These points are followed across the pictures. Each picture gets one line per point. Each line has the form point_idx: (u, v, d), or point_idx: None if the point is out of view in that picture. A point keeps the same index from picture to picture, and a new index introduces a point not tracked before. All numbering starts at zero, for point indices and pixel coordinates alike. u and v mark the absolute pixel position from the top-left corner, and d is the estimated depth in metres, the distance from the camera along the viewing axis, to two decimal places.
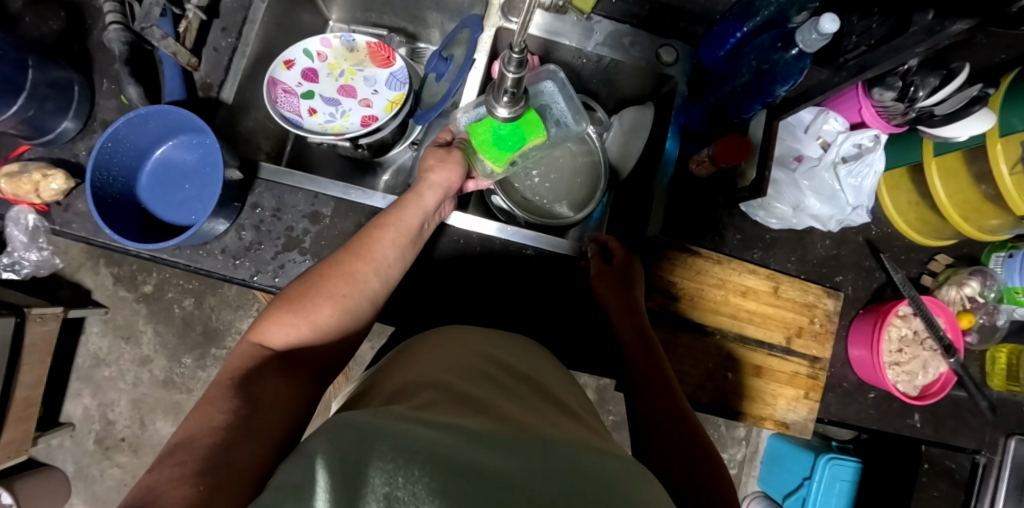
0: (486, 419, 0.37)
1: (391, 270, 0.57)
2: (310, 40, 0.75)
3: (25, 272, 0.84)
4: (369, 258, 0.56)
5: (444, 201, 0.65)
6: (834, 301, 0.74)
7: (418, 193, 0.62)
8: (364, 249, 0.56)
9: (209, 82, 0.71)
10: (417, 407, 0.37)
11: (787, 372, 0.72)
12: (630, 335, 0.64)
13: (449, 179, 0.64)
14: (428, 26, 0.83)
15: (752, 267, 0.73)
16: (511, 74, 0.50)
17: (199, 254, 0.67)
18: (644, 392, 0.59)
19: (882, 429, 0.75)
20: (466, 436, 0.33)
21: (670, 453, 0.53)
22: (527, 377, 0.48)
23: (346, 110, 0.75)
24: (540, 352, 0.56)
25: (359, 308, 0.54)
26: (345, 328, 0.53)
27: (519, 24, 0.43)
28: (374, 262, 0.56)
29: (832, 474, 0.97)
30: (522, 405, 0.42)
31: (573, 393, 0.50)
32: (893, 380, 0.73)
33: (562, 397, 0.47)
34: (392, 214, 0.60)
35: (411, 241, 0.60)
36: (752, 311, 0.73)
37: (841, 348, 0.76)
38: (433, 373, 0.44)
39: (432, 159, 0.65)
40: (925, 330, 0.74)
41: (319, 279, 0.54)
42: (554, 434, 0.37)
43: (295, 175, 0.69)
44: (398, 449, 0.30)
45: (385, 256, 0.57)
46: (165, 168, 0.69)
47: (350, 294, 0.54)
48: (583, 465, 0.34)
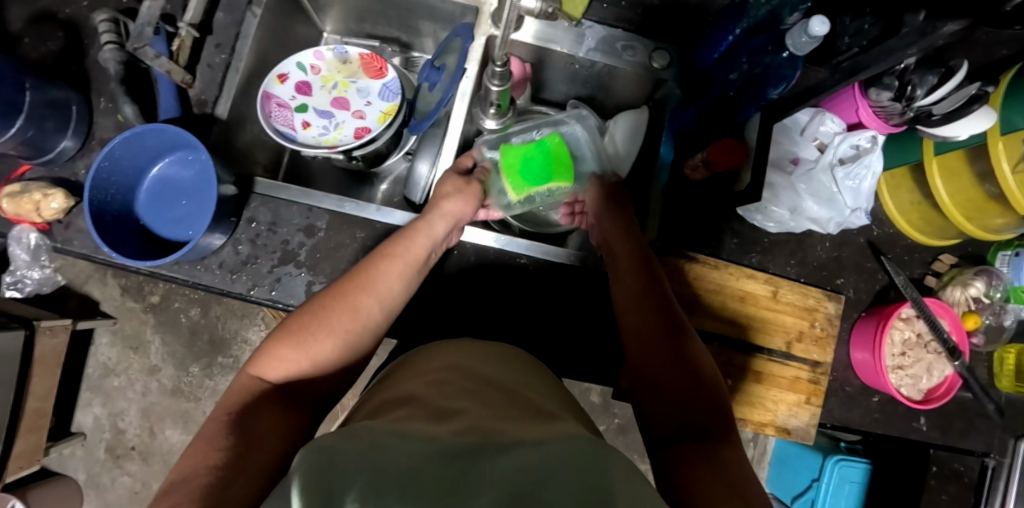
0: (459, 426, 0.38)
1: (396, 301, 0.58)
2: (303, 53, 0.76)
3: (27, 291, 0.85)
4: (373, 291, 0.56)
5: (454, 230, 0.65)
6: (835, 304, 0.73)
7: (428, 226, 0.62)
8: (369, 279, 0.57)
9: (203, 98, 0.71)
10: (388, 422, 0.39)
11: (787, 377, 0.71)
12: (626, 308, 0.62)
13: (461, 210, 0.65)
14: (421, 35, 0.83)
15: (750, 272, 0.73)
16: (499, 88, 0.51)
17: (198, 269, 0.68)
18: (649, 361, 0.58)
19: (887, 433, 0.74)
20: (439, 449, 0.34)
21: (681, 431, 0.51)
22: (511, 389, 0.48)
23: (340, 122, 0.75)
24: (533, 369, 0.56)
25: (360, 340, 0.54)
26: (345, 361, 0.54)
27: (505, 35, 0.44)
28: (379, 294, 0.57)
29: (840, 476, 0.98)
30: (497, 408, 0.43)
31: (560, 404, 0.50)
32: (896, 384, 0.71)
33: (542, 403, 0.47)
34: (400, 244, 0.60)
35: (419, 270, 0.61)
36: (751, 316, 0.72)
37: (843, 352, 0.75)
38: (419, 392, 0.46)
39: (449, 186, 0.67)
40: (928, 332, 0.72)
41: (320, 310, 0.54)
42: (529, 430, 0.38)
43: (290, 189, 0.69)
44: (371, 467, 0.31)
45: (390, 287, 0.57)
46: (162, 184, 0.70)
47: (352, 329, 0.54)
48: (556, 455, 0.34)
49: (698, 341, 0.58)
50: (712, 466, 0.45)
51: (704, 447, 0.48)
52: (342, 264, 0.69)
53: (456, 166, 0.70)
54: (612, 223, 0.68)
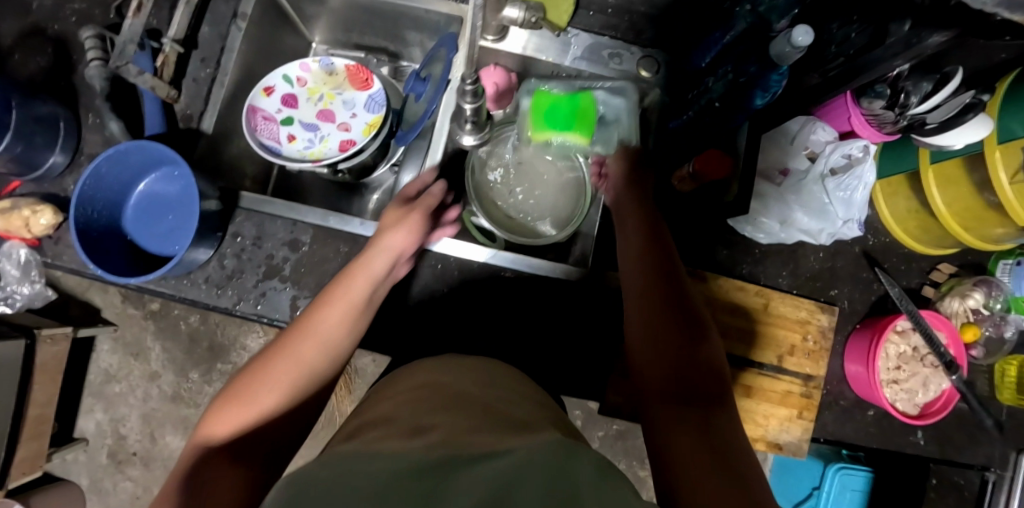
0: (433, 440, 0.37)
1: (341, 346, 0.56)
2: (289, 65, 0.75)
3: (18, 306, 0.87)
4: (316, 339, 0.54)
5: (397, 264, 0.63)
6: (828, 316, 0.72)
7: (369, 265, 0.60)
8: (309, 326, 0.55)
9: (189, 113, 0.72)
10: (359, 447, 0.38)
11: (778, 391, 0.70)
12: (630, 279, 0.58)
13: (405, 242, 0.62)
14: (409, 44, 0.82)
15: (741, 284, 0.71)
16: (469, 105, 0.50)
17: (184, 284, 0.68)
18: (643, 325, 0.53)
19: (881, 447, 0.72)
20: (404, 466, 0.33)
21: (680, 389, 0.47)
22: (487, 401, 0.47)
23: (325, 135, 0.75)
24: (516, 381, 0.55)
25: (306, 391, 0.52)
26: (293, 417, 0.51)
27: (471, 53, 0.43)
28: (324, 338, 0.55)
29: (841, 483, 0.95)
30: (473, 423, 0.42)
31: (537, 413, 0.48)
32: (890, 399, 0.70)
33: (517, 413, 0.46)
34: (341, 284, 0.58)
35: (365, 307, 0.59)
36: (741, 329, 0.70)
37: (837, 364, 0.74)
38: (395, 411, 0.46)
39: (387, 220, 0.64)
40: (925, 345, 0.71)
41: (263, 364, 0.52)
42: (500, 441, 0.37)
43: (274, 203, 0.69)
44: (337, 497, 0.30)
45: (334, 330, 0.56)
46: (149, 199, 0.70)
47: (296, 380, 0.52)
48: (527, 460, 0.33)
49: (715, 330, 0.53)
50: (704, 433, 0.42)
51: (698, 407, 0.45)
52: (327, 278, 0.69)
53: (398, 197, 0.68)
54: (625, 198, 0.65)
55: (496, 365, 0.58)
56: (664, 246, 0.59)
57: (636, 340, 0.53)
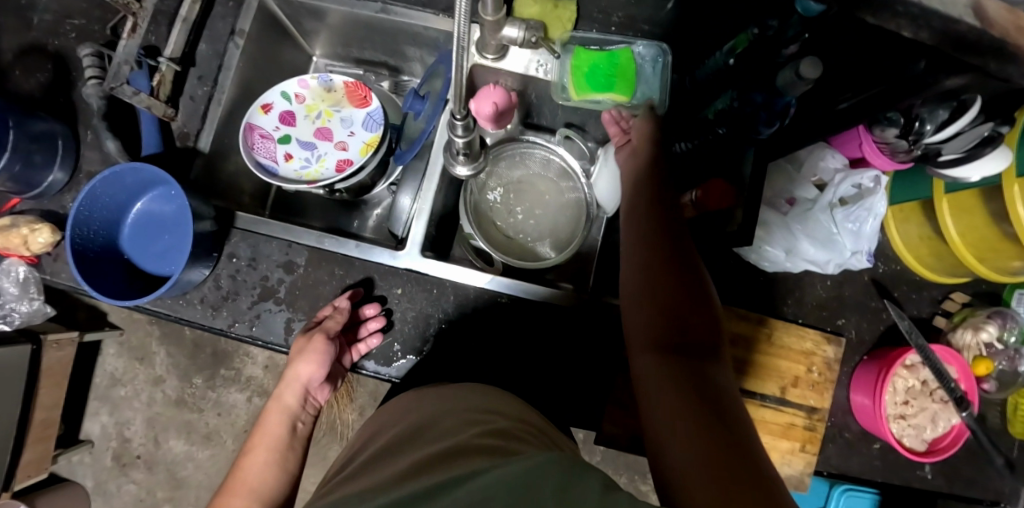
0: (443, 472, 0.38)
1: (275, 488, 0.61)
2: (288, 82, 0.75)
3: (17, 323, 0.97)
4: (241, 491, 0.59)
5: (310, 392, 0.67)
6: (835, 347, 0.69)
7: (286, 405, 0.66)
8: (236, 480, 0.60)
9: (186, 131, 0.71)
10: (360, 491, 0.39)
11: (781, 424, 0.69)
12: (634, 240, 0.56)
13: (315, 370, 0.65)
14: (409, 59, 0.81)
15: (744, 313, 0.69)
16: (461, 139, 0.49)
17: (179, 304, 0.68)
18: (642, 286, 0.51)
19: (887, 481, 0.70)
20: None
21: (678, 345, 0.46)
22: (467, 420, 0.47)
23: (322, 154, 0.74)
24: (505, 396, 0.55)
25: None
26: None
27: (457, 93, 0.42)
28: (250, 488, 0.59)
29: None
30: (479, 441, 0.42)
31: (520, 424, 0.48)
32: (897, 434, 0.68)
33: (500, 426, 0.46)
34: (258, 430, 0.65)
35: (291, 443, 0.65)
36: (743, 360, 0.69)
37: (842, 395, 0.71)
38: (389, 451, 0.47)
39: (293, 351, 0.65)
40: (934, 379, 0.69)
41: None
42: (486, 461, 0.38)
43: (271, 225, 0.69)
44: None
45: (258, 471, 0.61)
46: (146, 219, 0.70)
47: None
48: (514, 477, 0.34)
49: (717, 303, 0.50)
50: (697, 393, 0.41)
51: (692, 366, 0.44)
52: (321, 301, 0.69)
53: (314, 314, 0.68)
54: (637, 162, 0.63)
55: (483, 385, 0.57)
56: (670, 207, 0.57)
57: (632, 305, 0.52)
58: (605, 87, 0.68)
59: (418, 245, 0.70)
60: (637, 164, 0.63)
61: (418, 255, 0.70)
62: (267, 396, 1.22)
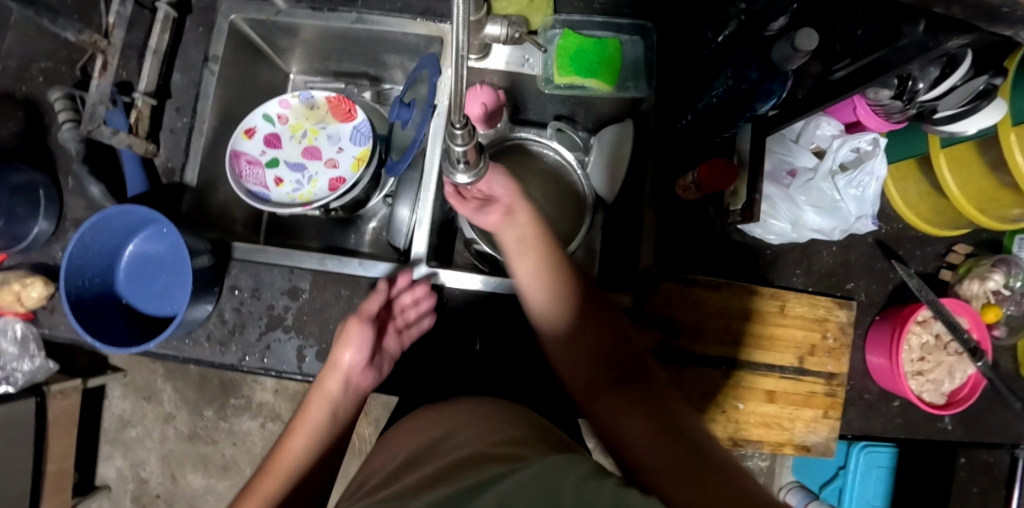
0: (445, 487, 0.37)
1: (308, 464, 0.60)
2: (269, 104, 0.73)
3: (20, 383, 0.93)
4: (279, 474, 0.59)
5: (355, 385, 0.62)
6: (847, 311, 0.70)
7: (324, 397, 0.62)
8: (276, 457, 0.60)
9: (170, 166, 0.70)
10: (378, 504, 0.39)
11: (802, 393, 0.69)
12: (550, 296, 0.58)
13: (353, 360, 0.60)
14: (390, 67, 0.79)
15: (755, 288, 0.69)
16: (461, 148, 0.48)
17: (186, 343, 0.67)
18: (575, 334, 0.57)
19: (910, 437, 0.71)
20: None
21: (618, 381, 0.53)
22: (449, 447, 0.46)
23: (313, 174, 0.72)
24: (499, 405, 0.53)
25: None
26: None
27: (456, 105, 0.41)
28: (284, 471, 0.59)
29: (867, 463, 0.88)
30: (482, 453, 0.42)
31: (533, 430, 0.47)
32: (916, 391, 0.69)
33: (520, 432, 0.45)
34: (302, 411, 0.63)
35: (328, 429, 0.62)
36: (758, 334, 0.69)
37: (859, 357, 0.72)
38: (384, 479, 0.46)
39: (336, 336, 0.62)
40: (947, 333, 0.69)
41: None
42: (502, 466, 0.38)
43: (269, 251, 0.68)
44: None
45: (300, 447, 0.61)
46: (139, 260, 0.68)
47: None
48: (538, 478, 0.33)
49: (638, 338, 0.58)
50: (665, 427, 0.45)
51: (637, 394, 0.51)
52: (330, 324, 0.67)
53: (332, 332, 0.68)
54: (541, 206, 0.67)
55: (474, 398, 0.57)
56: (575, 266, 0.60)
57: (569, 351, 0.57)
58: (588, 72, 0.68)
59: (422, 256, 0.69)
60: (540, 239, 0.61)
61: (421, 265, 0.68)
62: (280, 420, 1.21)
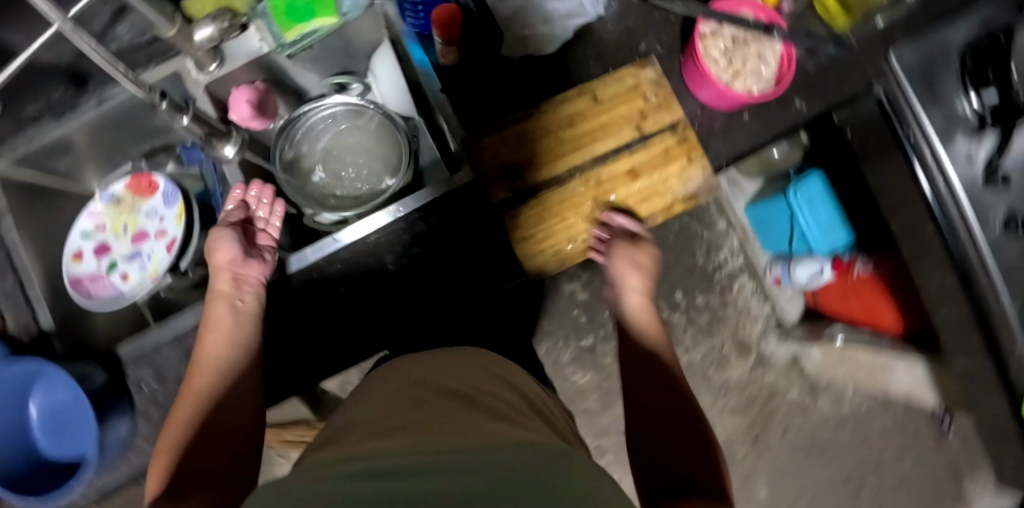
0: (393, 447, 0.32)
1: (229, 389, 0.60)
2: (82, 222, 0.75)
3: None
4: (196, 397, 0.59)
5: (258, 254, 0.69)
6: (652, 67, 0.72)
7: (223, 291, 0.65)
8: (199, 362, 0.61)
9: (23, 324, 0.69)
10: (380, 438, 0.35)
11: (658, 155, 0.70)
12: (617, 243, 0.71)
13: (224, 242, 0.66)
14: (168, 129, 0.80)
15: (561, 96, 0.71)
16: (185, 119, 0.62)
17: (132, 458, 0.68)
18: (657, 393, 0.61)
19: (775, 132, 0.74)
20: (408, 467, 0.29)
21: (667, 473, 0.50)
22: (460, 399, 0.43)
23: (150, 252, 0.73)
24: (475, 367, 0.51)
25: (217, 404, 0.58)
26: (212, 423, 0.57)
27: (135, 86, 0.55)
28: (211, 364, 0.61)
29: (806, 197, 1.03)
30: (487, 416, 0.40)
31: (512, 405, 0.46)
32: (744, 90, 0.71)
33: (498, 407, 0.44)
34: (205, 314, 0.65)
35: (236, 321, 0.64)
36: (586, 131, 0.71)
37: (692, 99, 0.75)
38: (372, 408, 0.44)
39: (215, 244, 0.67)
40: (738, 29, 0.72)
41: (166, 437, 0.56)
42: (505, 437, 0.34)
43: (149, 335, 0.68)
44: (358, 483, 0.27)
45: (218, 353, 0.61)
46: (49, 416, 0.69)
47: (201, 405, 0.58)
48: (524, 462, 0.29)
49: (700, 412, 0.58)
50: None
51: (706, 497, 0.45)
52: None
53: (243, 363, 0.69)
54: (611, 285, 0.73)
55: (455, 356, 0.54)
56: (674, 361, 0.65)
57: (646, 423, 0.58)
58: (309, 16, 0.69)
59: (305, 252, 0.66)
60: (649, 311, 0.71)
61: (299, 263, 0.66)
62: None
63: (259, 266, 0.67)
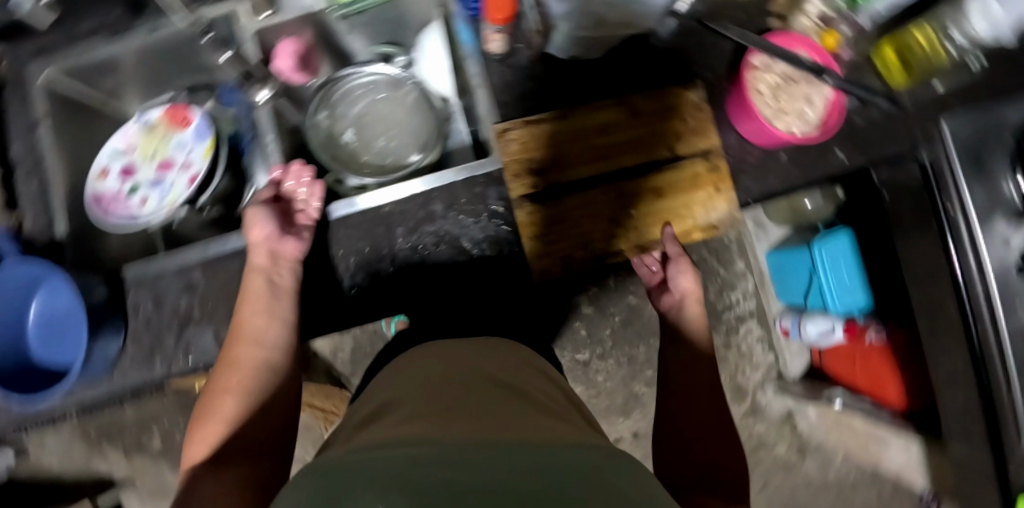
0: (442, 432, 0.36)
1: (269, 367, 0.67)
2: (114, 142, 0.77)
3: None
4: (239, 367, 0.66)
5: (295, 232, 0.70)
6: (697, 91, 0.71)
7: (261, 267, 0.68)
8: (237, 335, 0.67)
9: (41, 228, 0.71)
10: (423, 419, 0.39)
11: (688, 178, 0.70)
12: (681, 261, 0.73)
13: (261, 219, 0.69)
14: (212, 67, 0.82)
15: (596, 103, 0.71)
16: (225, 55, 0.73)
17: (114, 377, 0.68)
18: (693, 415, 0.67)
19: (810, 179, 0.72)
20: (458, 448, 0.32)
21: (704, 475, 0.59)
22: (505, 386, 0.49)
23: (172, 182, 0.74)
24: (509, 356, 0.58)
25: (255, 380, 0.66)
26: (252, 399, 0.65)
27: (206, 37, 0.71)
28: (250, 338, 0.66)
29: (830, 254, 1.00)
30: (527, 411, 0.43)
31: (547, 394, 0.51)
32: (786, 129, 0.70)
33: (535, 396, 0.49)
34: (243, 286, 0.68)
35: (274, 297, 0.67)
36: (617, 142, 0.70)
37: (731, 130, 0.73)
38: (418, 383, 0.49)
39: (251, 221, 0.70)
40: (790, 68, 0.71)
41: (213, 402, 0.65)
42: (549, 435, 0.37)
43: (153, 260, 0.69)
44: (411, 459, 0.31)
45: (256, 326, 0.66)
46: (47, 320, 0.71)
47: (241, 379, 0.65)
48: (569, 458, 0.32)
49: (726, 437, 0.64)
50: None
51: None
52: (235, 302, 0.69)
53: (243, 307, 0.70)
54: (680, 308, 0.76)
55: (499, 349, 0.59)
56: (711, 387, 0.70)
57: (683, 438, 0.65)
58: None
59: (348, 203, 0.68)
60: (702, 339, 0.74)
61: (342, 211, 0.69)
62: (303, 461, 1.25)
63: (293, 242, 0.69)
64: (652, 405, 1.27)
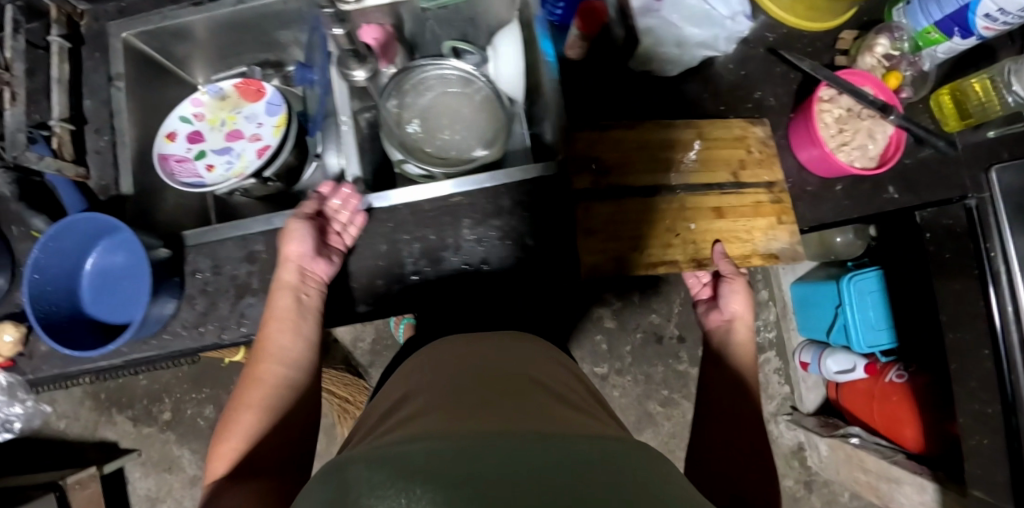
0: (455, 429, 0.30)
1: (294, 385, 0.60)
2: (183, 106, 0.78)
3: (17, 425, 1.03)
4: (262, 383, 0.59)
5: (328, 251, 0.67)
6: (761, 128, 0.74)
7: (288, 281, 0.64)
8: (262, 349, 0.61)
9: (104, 183, 0.71)
10: (439, 416, 0.33)
11: (750, 205, 0.71)
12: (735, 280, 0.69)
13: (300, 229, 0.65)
14: (286, 46, 0.83)
15: (666, 122, 0.73)
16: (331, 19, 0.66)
17: (165, 338, 0.68)
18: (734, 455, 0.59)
19: (863, 211, 0.74)
20: (473, 452, 0.27)
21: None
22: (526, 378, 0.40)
23: (240, 152, 0.75)
24: (537, 346, 0.49)
25: (278, 399, 0.58)
26: (275, 420, 0.57)
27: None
28: (275, 355, 0.60)
29: (858, 291, 1.02)
30: (557, 407, 0.36)
31: (575, 388, 0.44)
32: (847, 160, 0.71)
33: (565, 392, 0.41)
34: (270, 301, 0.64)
35: (301, 315, 0.63)
36: (685, 160, 0.72)
37: (791, 157, 0.76)
38: (436, 376, 0.41)
39: (290, 235, 0.65)
40: (855, 104, 0.72)
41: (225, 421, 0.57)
42: (580, 433, 0.31)
43: (219, 228, 0.70)
44: (421, 466, 0.26)
45: (282, 344, 0.61)
46: (100, 275, 0.71)
47: (263, 397, 0.58)
48: (607, 462, 0.26)
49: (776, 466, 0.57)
50: None
51: None
52: None
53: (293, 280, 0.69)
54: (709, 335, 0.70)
55: (531, 344, 0.50)
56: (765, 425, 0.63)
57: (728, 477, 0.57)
58: None
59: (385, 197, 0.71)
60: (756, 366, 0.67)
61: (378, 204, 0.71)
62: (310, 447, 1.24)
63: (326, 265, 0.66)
64: (666, 426, 1.27)
